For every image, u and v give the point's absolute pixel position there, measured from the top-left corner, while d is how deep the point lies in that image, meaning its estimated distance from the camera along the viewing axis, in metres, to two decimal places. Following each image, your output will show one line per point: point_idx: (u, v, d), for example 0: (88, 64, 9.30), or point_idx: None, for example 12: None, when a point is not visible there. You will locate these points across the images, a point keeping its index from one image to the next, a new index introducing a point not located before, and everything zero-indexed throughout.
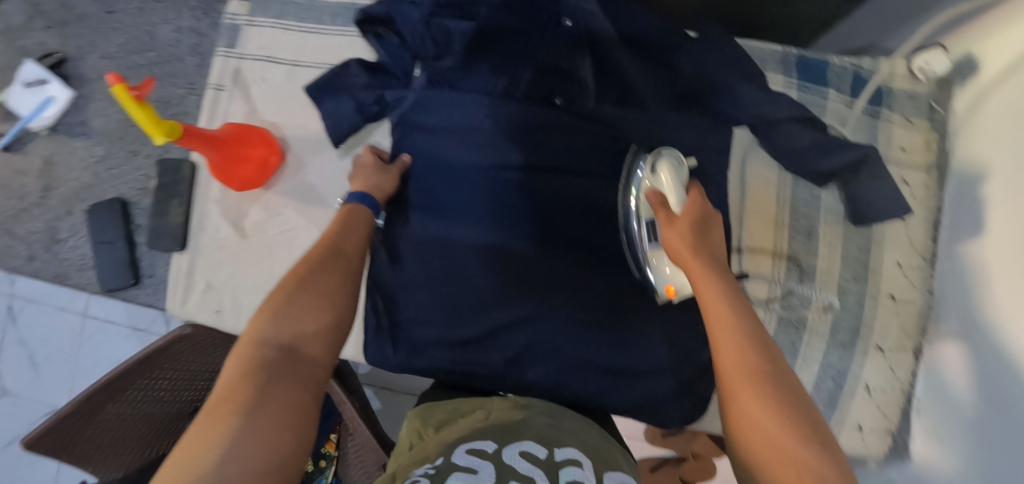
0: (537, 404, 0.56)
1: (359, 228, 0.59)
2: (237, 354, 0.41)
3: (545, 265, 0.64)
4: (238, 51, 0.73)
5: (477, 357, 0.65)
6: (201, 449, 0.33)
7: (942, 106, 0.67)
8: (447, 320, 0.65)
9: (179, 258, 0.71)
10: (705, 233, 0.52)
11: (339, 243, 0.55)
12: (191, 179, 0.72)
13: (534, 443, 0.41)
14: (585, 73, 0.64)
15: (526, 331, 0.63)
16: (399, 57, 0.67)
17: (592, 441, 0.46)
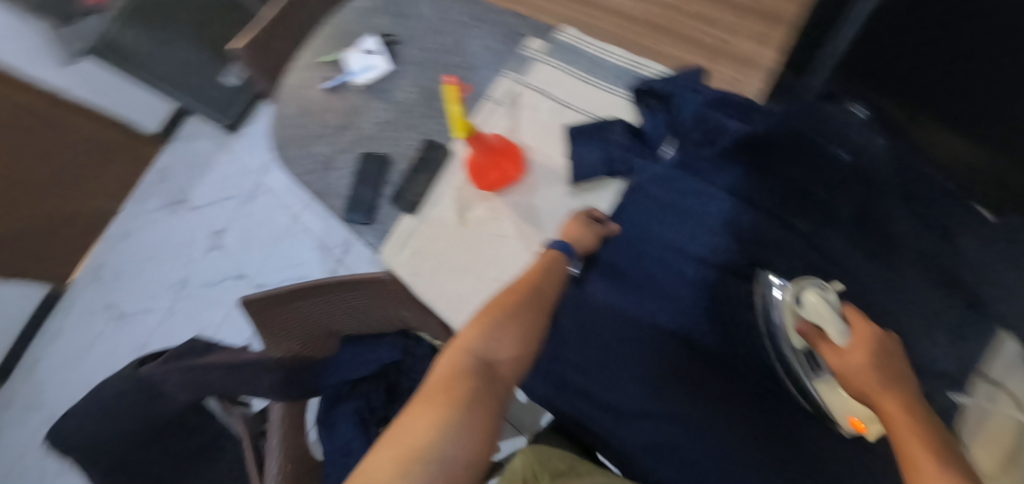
0: None
1: (559, 268, 0.60)
2: (446, 357, 0.46)
3: (721, 381, 0.63)
4: (524, 78, 0.86)
5: (616, 429, 0.64)
6: (413, 437, 0.39)
7: None
8: (604, 381, 0.66)
9: (406, 220, 0.84)
10: (895, 369, 0.45)
11: (544, 279, 0.56)
12: (444, 163, 0.85)
13: None
14: (844, 211, 0.63)
15: (675, 431, 0.61)
16: (658, 129, 0.73)
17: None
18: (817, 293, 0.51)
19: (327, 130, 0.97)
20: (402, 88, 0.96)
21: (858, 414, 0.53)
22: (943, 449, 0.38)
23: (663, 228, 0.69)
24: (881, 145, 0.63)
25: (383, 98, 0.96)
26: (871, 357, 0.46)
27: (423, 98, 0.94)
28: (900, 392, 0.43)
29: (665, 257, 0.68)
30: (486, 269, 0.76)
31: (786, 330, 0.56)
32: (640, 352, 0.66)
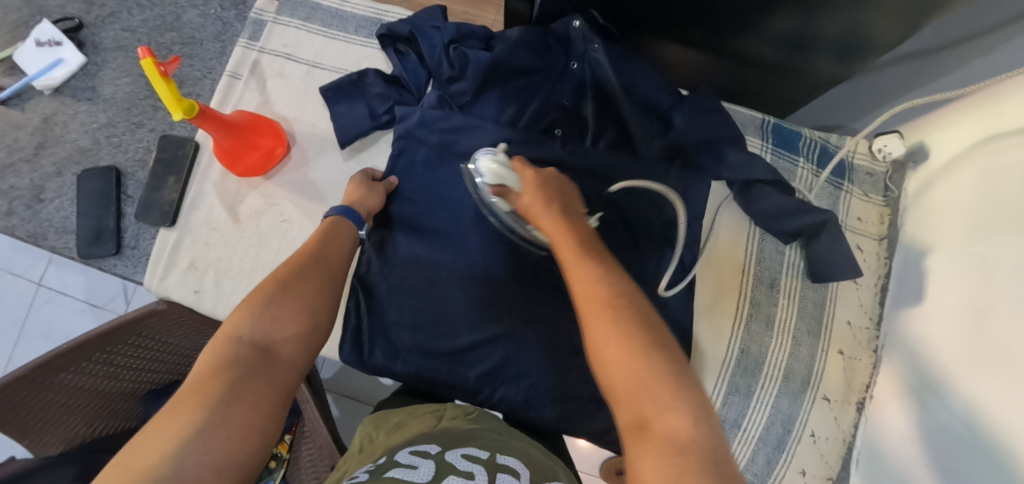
0: (487, 419, 0.61)
1: (342, 243, 0.61)
2: (213, 348, 0.45)
3: (523, 292, 0.68)
4: (260, 44, 0.75)
5: (456, 370, 0.67)
6: (160, 443, 0.37)
7: (897, 185, 0.75)
8: (432, 330, 0.68)
9: (167, 234, 0.71)
10: (558, 197, 0.57)
11: (330, 253, 0.59)
12: (192, 159, 0.73)
13: (477, 448, 0.50)
14: (586, 113, 0.72)
15: (500, 349, 0.67)
16: (416, 74, 0.72)
17: (536, 459, 0.53)
18: (492, 161, 0.61)
19: (21, 153, 0.76)
20: (110, 81, 0.78)
21: None
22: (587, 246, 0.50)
23: (442, 172, 0.70)
24: (600, 50, 0.70)
25: (84, 94, 0.78)
26: (536, 195, 0.57)
27: (142, 86, 0.77)
28: (553, 216, 0.54)
29: (449, 199, 0.70)
30: (277, 261, 0.70)
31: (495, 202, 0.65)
32: (463, 291, 0.68)
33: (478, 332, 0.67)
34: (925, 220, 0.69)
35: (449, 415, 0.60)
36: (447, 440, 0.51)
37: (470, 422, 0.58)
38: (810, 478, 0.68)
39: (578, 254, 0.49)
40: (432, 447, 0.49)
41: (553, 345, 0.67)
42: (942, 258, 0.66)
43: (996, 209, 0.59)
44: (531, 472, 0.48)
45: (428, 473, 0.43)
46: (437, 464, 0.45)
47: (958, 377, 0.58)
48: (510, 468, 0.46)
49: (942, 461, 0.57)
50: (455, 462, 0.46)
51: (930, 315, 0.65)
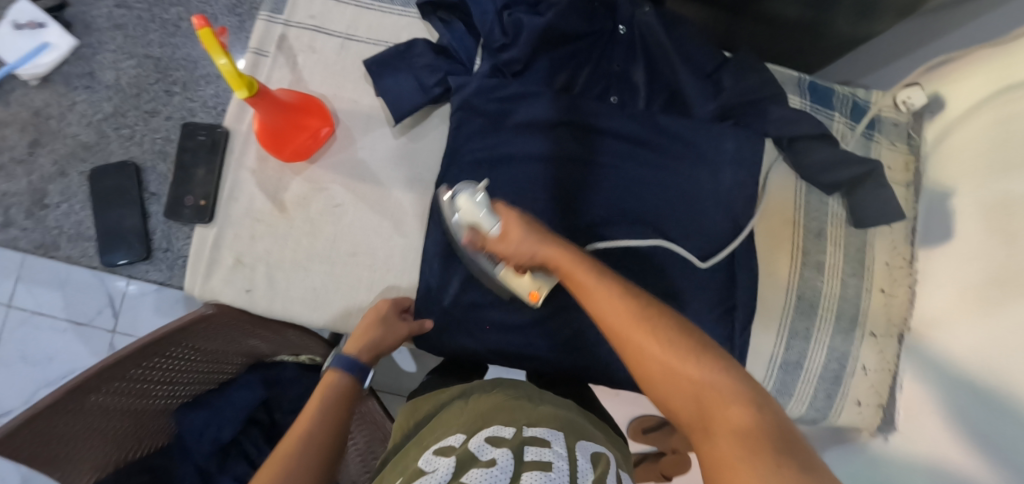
0: (526, 389, 0.57)
1: (341, 394, 0.55)
2: None
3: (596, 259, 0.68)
4: (284, 17, 0.69)
5: (528, 345, 0.66)
6: None
7: (917, 134, 0.81)
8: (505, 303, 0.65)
9: (205, 231, 0.66)
10: (537, 228, 0.51)
11: (311, 425, 0.51)
12: (225, 146, 0.67)
13: (503, 425, 0.47)
14: (638, 78, 0.71)
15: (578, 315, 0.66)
16: (465, 43, 0.69)
17: (566, 421, 0.50)
18: (468, 196, 0.54)
19: None
20: None
21: (531, 287, 0.60)
22: (595, 268, 0.46)
23: (503, 147, 0.68)
24: (650, 13, 0.69)
25: None
26: (524, 230, 0.50)
27: None
28: (559, 248, 0.48)
29: (515, 174, 0.68)
30: (334, 250, 0.67)
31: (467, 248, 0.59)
32: None
33: (550, 303, 0.66)
34: (946, 165, 0.76)
35: (476, 387, 0.57)
36: (468, 426, 0.48)
37: (495, 392, 0.54)
38: (864, 407, 0.74)
39: (603, 278, 0.45)
40: (453, 440, 0.47)
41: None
42: (965, 197, 0.72)
43: (1012, 152, 0.64)
44: (562, 436, 0.46)
45: (447, 474, 0.40)
46: (456, 459, 0.43)
47: (994, 305, 0.63)
48: (537, 438, 0.44)
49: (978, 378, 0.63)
50: (481, 453, 0.43)
51: (959, 250, 0.71)
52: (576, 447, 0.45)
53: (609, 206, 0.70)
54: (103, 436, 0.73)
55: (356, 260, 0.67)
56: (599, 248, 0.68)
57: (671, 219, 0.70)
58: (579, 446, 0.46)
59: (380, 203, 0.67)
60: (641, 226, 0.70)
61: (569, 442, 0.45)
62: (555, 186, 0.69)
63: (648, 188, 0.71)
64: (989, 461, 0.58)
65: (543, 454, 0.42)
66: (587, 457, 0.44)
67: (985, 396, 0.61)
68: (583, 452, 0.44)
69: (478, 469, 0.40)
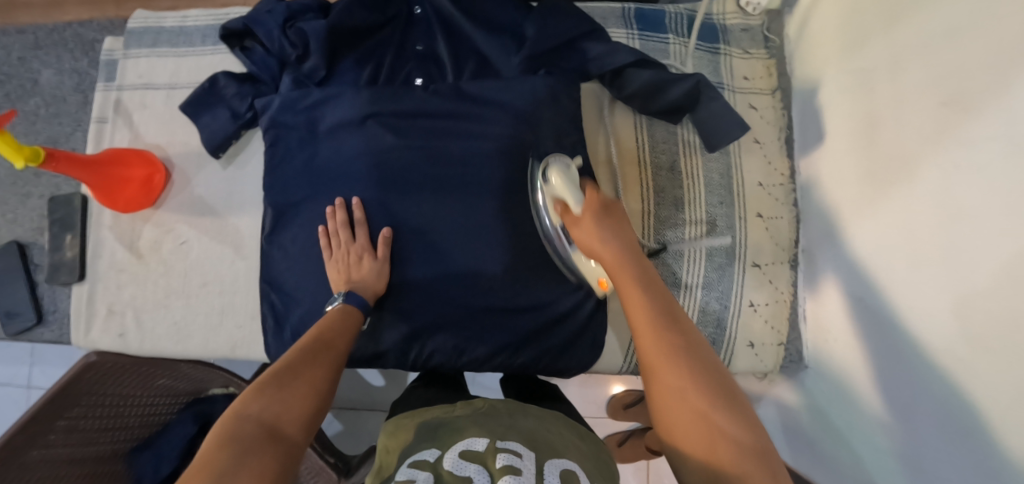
0: (498, 406, 0.60)
1: (348, 328, 0.58)
2: (219, 429, 0.43)
3: (427, 239, 0.67)
4: (117, 83, 0.76)
5: (377, 338, 0.67)
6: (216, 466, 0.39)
7: (776, 34, 0.71)
8: None
9: (79, 289, 0.72)
10: (613, 223, 0.54)
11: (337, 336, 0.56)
12: (83, 210, 0.74)
13: (479, 439, 0.50)
14: (440, 50, 0.70)
15: (425, 306, 0.66)
16: (267, 64, 0.71)
17: (534, 436, 0.53)
18: (561, 172, 0.58)
19: None
20: None
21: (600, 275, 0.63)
22: (649, 285, 0.49)
23: (318, 153, 0.69)
24: None
25: None
26: (602, 228, 0.53)
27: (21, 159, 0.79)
28: (614, 251, 0.52)
29: (331, 177, 0.68)
30: (189, 283, 0.71)
31: (547, 211, 0.63)
32: None
33: (389, 295, 0.67)
34: (810, 58, 0.66)
35: (453, 405, 0.61)
36: (443, 442, 0.51)
37: (468, 412, 0.58)
38: (761, 349, 0.66)
39: (644, 293, 0.48)
40: (430, 455, 0.49)
41: (459, 286, 0.66)
42: (830, 88, 0.63)
43: (861, 21, 0.58)
44: (532, 453, 0.49)
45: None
46: (434, 476, 0.44)
47: (888, 186, 0.54)
48: (511, 450, 0.47)
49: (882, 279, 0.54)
50: (457, 467, 0.45)
51: (835, 147, 0.62)
52: (546, 465, 0.47)
53: (424, 191, 0.67)
54: None
55: (207, 290, 0.71)
56: (426, 230, 0.67)
57: (501, 185, 0.67)
58: (549, 462, 0.48)
59: (220, 232, 0.72)
60: (467, 195, 0.67)
61: (536, 458, 0.48)
62: (376, 173, 0.67)
63: (472, 160, 0.68)
64: (908, 373, 0.49)
65: (511, 463, 0.45)
66: (557, 472, 0.46)
67: (884, 269, 0.54)
68: (552, 468, 0.47)
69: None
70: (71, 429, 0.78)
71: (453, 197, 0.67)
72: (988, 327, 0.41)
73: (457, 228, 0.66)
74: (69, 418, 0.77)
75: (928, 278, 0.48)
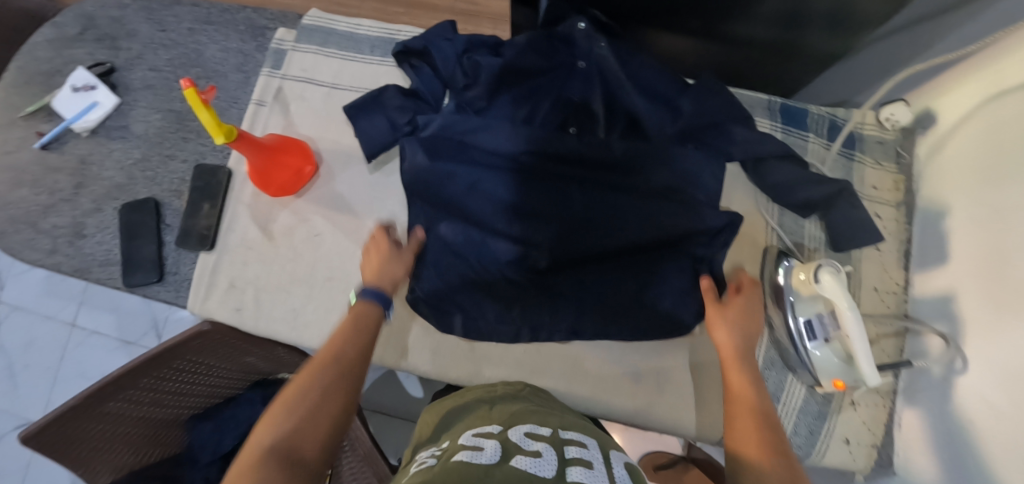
0: (537, 400, 0.63)
1: (367, 327, 0.61)
2: (241, 461, 0.47)
3: (580, 259, 0.70)
4: (281, 72, 0.80)
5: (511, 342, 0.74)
6: None
7: (908, 151, 0.76)
8: (490, 311, 0.73)
9: (206, 257, 0.75)
10: (748, 320, 0.64)
11: (344, 343, 0.58)
12: (226, 183, 0.77)
13: (538, 426, 0.52)
14: (596, 106, 0.73)
15: (563, 319, 0.72)
16: (432, 85, 0.75)
17: (589, 429, 0.55)
18: (831, 271, 0.61)
19: (61, 194, 0.81)
20: (140, 118, 0.83)
21: (840, 376, 0.63)
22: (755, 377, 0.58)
23: (470, 172, 0.71)
24: (605, 47, 0.72)
25: (123, 136, 0.83)
26: (730, 319, 0.63)
27: (171, 122, 0.83)
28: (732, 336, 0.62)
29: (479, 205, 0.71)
30: (313, 274, 0.73)
31: (796, 302, 0.65)
32: (512, 269, 0.71)
33: (530, 307, 0.72)
34: (939, 183, 0.71)
35: (499, 392, 0.64)
36: (505, 421, 0.53)
37: (517, 403, 0.60)
38: (855, 446, 0.69)
39: (750, 377, 0.58)
40: (492, 429, 0.51)
41: (596, 309, 0.72)
42: (958, 216, 0.67)
43: (1002, 153, 0.61)
44: (596, 444, 0.50)
45: (496, 450, 0.44)
46: (501, 445, 0.46)
47: (1006, 318, 0.57)
48: (576, 441, 0.49)
49: (988, 389, 0.58)
50: (523, 442, 0.47)
51: (955, 272, 0.66)
52: (611, 456, 0.49)
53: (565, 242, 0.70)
54: (129, 446, 0.82)
55: (332, 284, 0.73)
56: (578, 251, 0.69)
57: (654, 225, 0.69)
58: (612, 454, 0.50)
59: (354, 232, 0.74)
60: (616, 224, 0.70)
61: (600, 448, 0.50)
62: (524, 193, 0.71)
63: (621, 215, 0.70)
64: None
65: (584, 455, 0.46)
66: (621, 462, 0.48)
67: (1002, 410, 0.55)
68: (618, 460, 0.48)
69: (524, 456, 0.44)
70: (148, 390, 0.78)
71: (616, 227, 0.70)
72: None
73: (605, 257, 0.70)
74: (151, 381, 0.78)
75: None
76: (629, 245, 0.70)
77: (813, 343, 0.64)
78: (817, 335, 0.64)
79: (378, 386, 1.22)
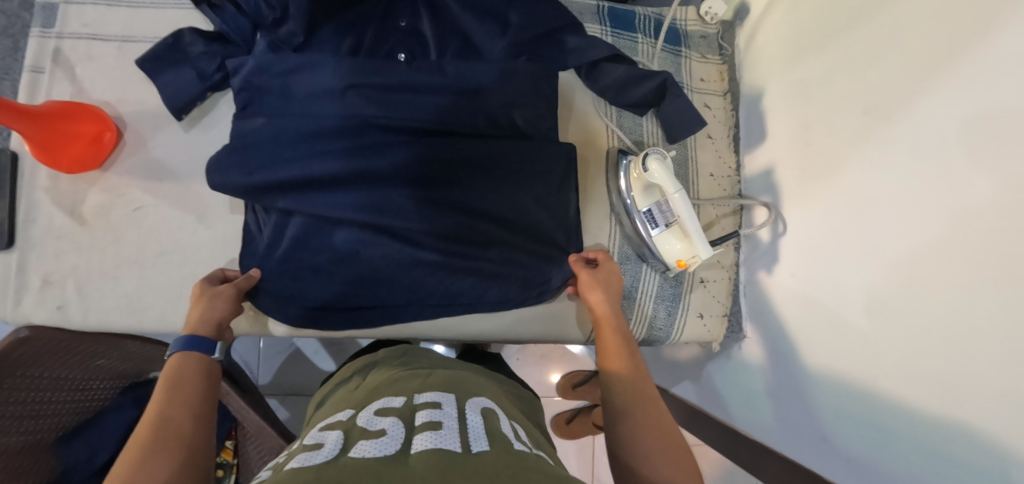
0: (401, 350, 0.58)
1: (190, 378, 0.51)
2: None
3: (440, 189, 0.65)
4: (57, 30, 0.69)
5: (374, 297, 0.66)
6: None
7: (728, 43, 0.80)
8: (349, 263, 0.64)
9: (7, 256, 0.65)
10: (614, 294, 0.65)
11: (177, 411, 0.47)
12: (12, 169, 0.67)
13: (394, 395, 0.37)
14: (423, 27, 0.67)
15: (428, 257, 0.65)
16: (237, 24, 0.65)
17: (456, 380, 0.42)
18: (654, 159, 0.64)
19: None
20: None
21: (680, 256, 0.67)
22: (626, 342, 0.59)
23: (293, 115, 0.63)
24: None
25: None
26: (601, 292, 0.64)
27: None
28: (606, 303, 0.63)
29: (310, 182, 0.63)
30: (140, 252, 0.67)
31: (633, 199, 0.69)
32: (361, 208, 0.63)
33: (388, 246, 0.64)
34: (755, 67, 0.76)
35: (375, 368, 0.53)
36: (360, 401, 0.38)
37: (391, 371, 0.47)
38: (708, 320, 0.75)
39: (621, 342, 0.59)
40: (344, 414, 0.36)
41: (452, 240, 0.65)
42: (771, 94, 0.72)
43: (814, 28, 0.64)
44: (451, 397, 0.36)
45: (336, 441, 0.29)
46: (344, 432, 0.31)
47: (814, 175, 0.63)
48: (432, 400, 0.35)
49: (806, 247, 0.64)
50: (367, 420, 0.32)
51: (773, 148, 0.71)
52: (470, 402, 0.35)
53: (429, 217, 0.64)
54: None
55: (165, 259, 0.67)
56: (423, 178, 0.64)
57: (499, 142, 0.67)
58: (471, 401, 0.36)
59: (180, 198, 0.68)
60: (458, 145, 0.65)
61: (459, 399, 0.36)
62: (352, 128, 0.63)
63: (459, 132, 0.66)
64: (829, 346, 0.59)
65: (433, 415, 0.32)
66: (485, 408, 0.35)
67: (822, 269, 0.61)
68: (474, 406, 0.35)
69: (366, 440, 0.29)
70: None
71: (465, 148, 0.65)
72: (894, 306, 0.51)
73: (448, 178, 0.65)
74: None
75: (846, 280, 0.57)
76: (486, 169, 0.66)
77: (656, 230, 0.67)
78: (659, 222, 0.67)
79: (280, 368, 1.16)
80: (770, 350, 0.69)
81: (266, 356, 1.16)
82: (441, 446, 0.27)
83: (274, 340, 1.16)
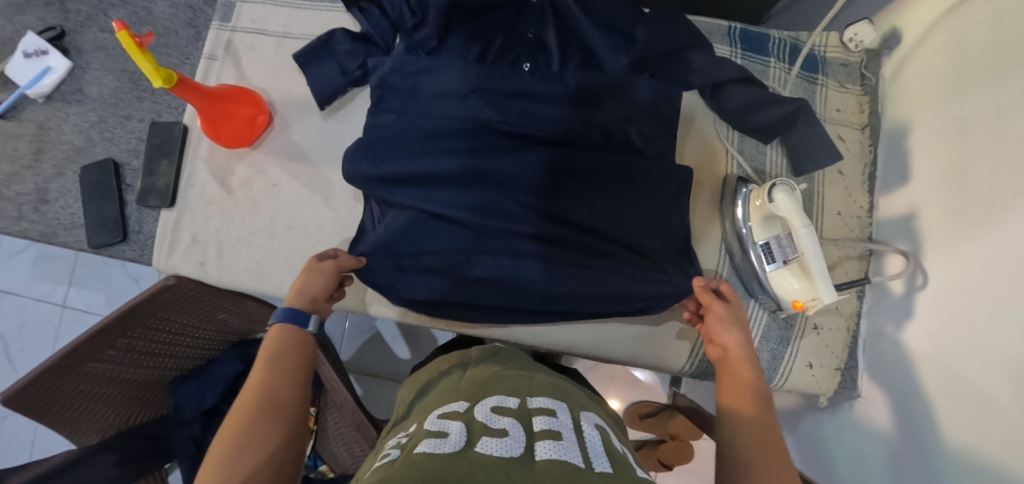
0: (502, 350, 0.59)
1: (292, 348, 0.57)
2: None
3: (548, 196, 0.65)
4: (231, 24, 0.79)
5: (470, 297, 0.67)
6: None
7: (873, 72, 0.74)
8: (453, 259, 0.66)
9: (167, 214, 0.75)
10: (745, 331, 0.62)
11: (280, 378, 0.53)
12: (182, 140, 0.77)
13: (506, 395, 0.38)
14: (551, 40, 0.68)
15: (526, 263, 0.66)
16: (380, 26, 0.70)
17: (559, 388, 0.42)
18: (782, 191, 0.60)
19: (22, 161, 0.87)
20: (95, 80, 0.88)
21: (797, 296, 0.63)
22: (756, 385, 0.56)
23: (418, 110, 0.66)
24: None
25: (82, 103, 0.87)
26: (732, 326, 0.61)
27: (126, 82, 0.87)
28: (738, 339, 0.60)
29: (425, 179, 0.66)
30: (272, 224, 0.74)
31: (750, 231, 0.65)
32: (470, 207, 0.65)
33: (484, 245, 0.66)
34: (903, 100, 0.69)
35: (472, 363, 0.54)
36: (471, 393, 0.40)
37: (492, 367, 0.48)
38: (818, 370, 0.69)
39: (752, 384, 0.56)
40: (459, 405, 0.37)
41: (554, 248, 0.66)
42: (921, 132, 0.65)
43: (981, 64, 0.57)
44: (567, 408, 0.36)
45: (460, 433, 0.31)
46: (465, 425, 0.32)
47: (971, 228, 0.56)
48: (546, 409, 0.35)
49: (952, 309, 0.57)
50: (486, 417, 0.33)
51: (916, 191, 0.64)
52: (584, 418, 0.35)
53: (534, 223, 0.65)
54: (89, 408, 0.72)
55: (291, 234, 0.73)
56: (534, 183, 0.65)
57: (614, 156, 0.66)
58: (584, 416, 0.36)
59: (310, 180, 0.75)
60: (572, 155, 0.65)
61: (572, 412, 0.36)
62: (470, 128, 0.65)
63: (575, 142, 0.66)
64: (960, 419, 0.53)
65: (551, 424, 0.32)
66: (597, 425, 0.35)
67: (968, 335, 0.54)
68: (589, 421, 0.35)
69: (490, 437, 0.30)
70: (131, 348, 0.71)
71: (578, 159, 0.65)
72: None
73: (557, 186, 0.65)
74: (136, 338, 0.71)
75: (997, 351, 0.50)
76: (598, 180, 0.66)
77: (773, 266, 0.64)
78: (776, 257, 0.64)
79: (365, 348, 1.22)
80: (890, 414, 0.62)
81: (355, 335, 1.23)
82: (565, 458, 0.28)
83: (360, 321, 1.23)
